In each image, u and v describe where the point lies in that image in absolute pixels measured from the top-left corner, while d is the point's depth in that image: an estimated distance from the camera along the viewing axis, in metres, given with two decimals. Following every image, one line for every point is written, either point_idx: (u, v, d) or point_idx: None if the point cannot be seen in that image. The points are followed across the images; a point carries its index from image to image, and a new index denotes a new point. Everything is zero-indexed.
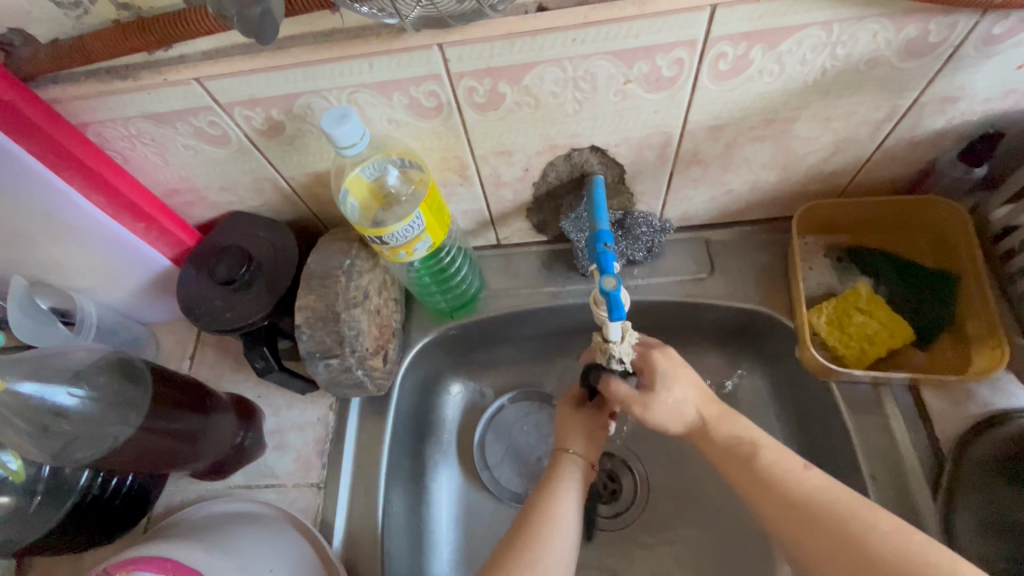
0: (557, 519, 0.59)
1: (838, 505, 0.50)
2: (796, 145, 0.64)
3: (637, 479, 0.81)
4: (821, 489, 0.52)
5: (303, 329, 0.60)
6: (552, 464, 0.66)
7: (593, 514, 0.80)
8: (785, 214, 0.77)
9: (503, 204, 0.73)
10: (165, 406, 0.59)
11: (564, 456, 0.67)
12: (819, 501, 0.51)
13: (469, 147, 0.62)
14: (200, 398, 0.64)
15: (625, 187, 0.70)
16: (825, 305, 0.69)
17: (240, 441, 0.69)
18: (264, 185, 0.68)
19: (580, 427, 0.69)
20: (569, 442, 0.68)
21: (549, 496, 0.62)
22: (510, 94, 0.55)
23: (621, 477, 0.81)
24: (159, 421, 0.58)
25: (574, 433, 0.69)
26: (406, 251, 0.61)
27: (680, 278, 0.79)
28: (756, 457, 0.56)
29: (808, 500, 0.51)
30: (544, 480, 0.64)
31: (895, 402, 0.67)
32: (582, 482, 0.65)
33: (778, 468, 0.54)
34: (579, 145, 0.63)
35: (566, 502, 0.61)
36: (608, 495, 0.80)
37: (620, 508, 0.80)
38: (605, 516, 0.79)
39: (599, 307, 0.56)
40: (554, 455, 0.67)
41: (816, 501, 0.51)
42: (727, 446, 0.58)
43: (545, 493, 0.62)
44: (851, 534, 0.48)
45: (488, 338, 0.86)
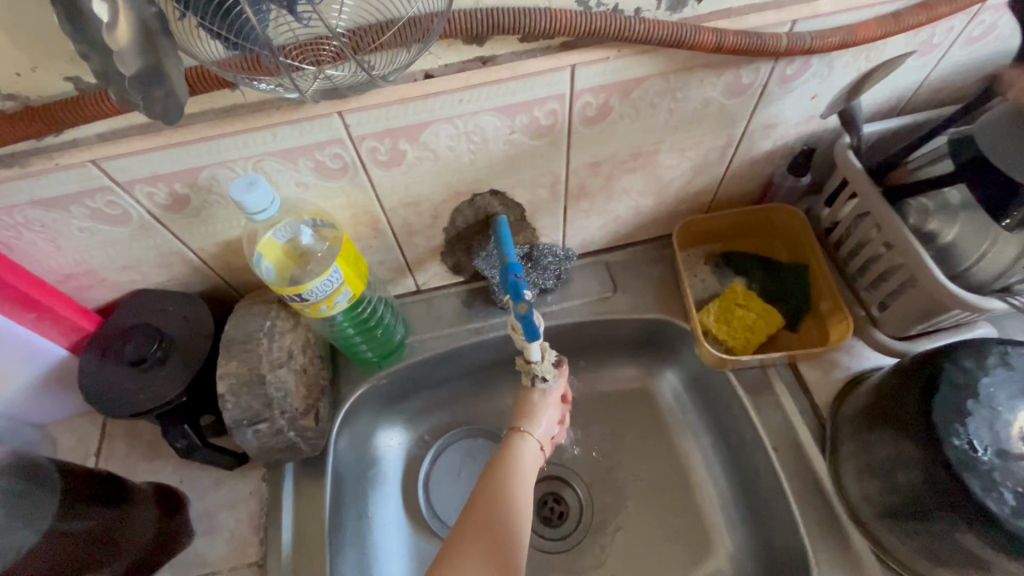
0: (508, 499, 0.58)
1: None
2: (662, 172, 0.75)
3: (581, 496, 0.84)
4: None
5: (227, 397, 0.59)
6: (507, 443, 0.65)
7: (548, 539, 0.82)
8: (667, 232, 0.89)
9: (417, 251, 0.77)
10: (77, 504, 0.55)
11: (519, 436, 0.65)
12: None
13: (378, 202, 0.67)
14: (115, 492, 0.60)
15: (527, 223, 0.78)
16: (710, 306, 0.80)
17: (159, 533, 0.65)
18: (171, 260, 0.67)
19: (539, 405, 0.68)
20: (524, 421, 0.67)
21: (502, 481, 0.60)
22: (410, 150, 0.60)
23: (566, 496, 0.85)
24: (72, 522, 0.53)
25: (528, 410, 0.68)
26: (327, 305, 0.63)
27: (589, 299, 0.87)
28: None
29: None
30: (498, 462, 0.63)
31: (781, 379, 0.77)
32: (534, 462, 0.64)
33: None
34: (480, 190, 0.69)
35: (521, 487, 0.60)
36: (557, 517, 0.84)
37: (570, 528, 0.83)
38: (558, 539, 0.82)
39: (516, 332, 0.62)
40: (510, 432, 0.66)
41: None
42: None
43: (499, 478, 0.60)
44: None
45: (420, 382, 0.88)
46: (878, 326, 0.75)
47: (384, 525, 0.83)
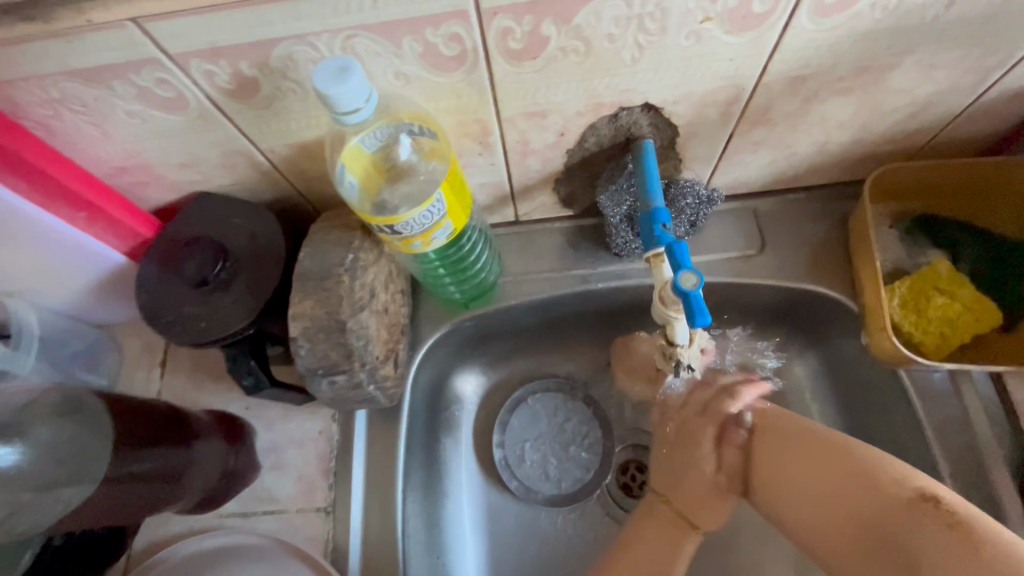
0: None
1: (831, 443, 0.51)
2: (884, 99, 0.53)
3: None
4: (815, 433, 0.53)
5: (300, 342, 0.48)
6: (652, 526, 0.59)
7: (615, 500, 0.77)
8: (846, 178, 0.68)
9: (528, 175, 0.61)
10: (136, 444, 0.48)
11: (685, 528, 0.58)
12: (828, 441, 0.51)
13: (494, 108, 0.50)
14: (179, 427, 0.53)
15: (674, 152, 0.59)
16: (898, 284, 0.61)
17: (230, 466, 0.60)
18: (236, 160, 0.55)
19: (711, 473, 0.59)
20: (674, 495, 0.60)
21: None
22: (556, 36, 0.43)
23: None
24: (131, 465, 0.47)
25: (678, 480, 0.60)
26: (422, 241, 0.50)
27: (727, 255, 0.69)
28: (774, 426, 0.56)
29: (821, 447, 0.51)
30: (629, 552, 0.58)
31: (976, 392, 0.60)
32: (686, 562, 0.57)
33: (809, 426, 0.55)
34: (629, 103, 0.51)
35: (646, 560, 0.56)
36: (636, 485, 0.78)
37: (644, 499, 0.77)
38: (626, 504, 0.77)
39: (668, 306, 0.46)
40: (657, 512, 0.60)
41: (815, 439, 0.52)
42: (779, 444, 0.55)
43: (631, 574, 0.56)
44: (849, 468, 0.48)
45: (507, 327, 0.76)
46: None
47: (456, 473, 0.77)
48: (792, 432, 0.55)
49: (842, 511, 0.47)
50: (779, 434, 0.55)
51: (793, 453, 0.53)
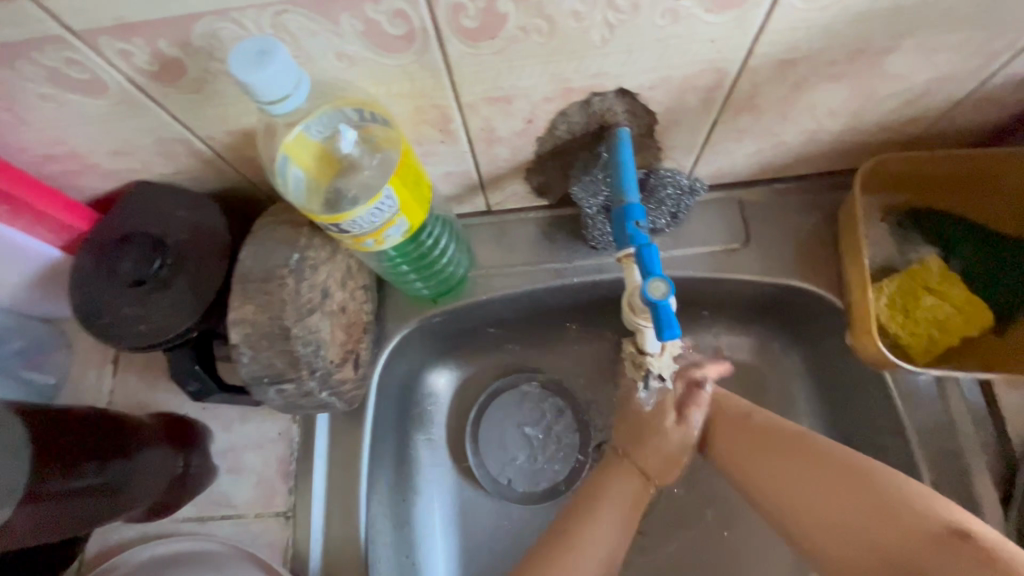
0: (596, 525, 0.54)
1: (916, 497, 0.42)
2: (879, 85, 0.49)
3: None
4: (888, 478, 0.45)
5: (241, 349, 0.45)
6: (606, 475, 0.60)
7: None
8: (837, 168, 0.64)
9: (496, 163, 0.57)
10: (64, 461, 0.47)
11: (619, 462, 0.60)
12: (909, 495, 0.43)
13: (453, 93, 0.45)
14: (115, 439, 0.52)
15: (653, 140, 0.55)
16: (885, 282, 0.58)
17: (183, 468, 0.58)
18: (173, 147, 0.50)
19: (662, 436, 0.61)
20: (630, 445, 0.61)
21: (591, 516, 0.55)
22: (515, 14, 0.38)
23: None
24: (56, 483, 0.46)
25: (636, 436, 0.62)
26: (375, 239, 0.46)
27: (709, 249, 0.66)
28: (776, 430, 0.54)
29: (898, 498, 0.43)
30: (586, 491, 0.58)
31: (961, 396, 0.58)
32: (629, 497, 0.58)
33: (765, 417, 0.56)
34: (602, 88, 0.47)
35: (608, 519, 0.55)
36: None
37: None
38: None
39: (637, 315, 0.43)
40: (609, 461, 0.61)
41: (890, 484, 0.44)
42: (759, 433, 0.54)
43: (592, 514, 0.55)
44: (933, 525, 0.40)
45: (479, 322, 0.73)
46: None
47: (427, 471, 0.75)
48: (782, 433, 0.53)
49: (873, 538, 0.42)
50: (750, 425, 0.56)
51: (857, 484, 0.45)
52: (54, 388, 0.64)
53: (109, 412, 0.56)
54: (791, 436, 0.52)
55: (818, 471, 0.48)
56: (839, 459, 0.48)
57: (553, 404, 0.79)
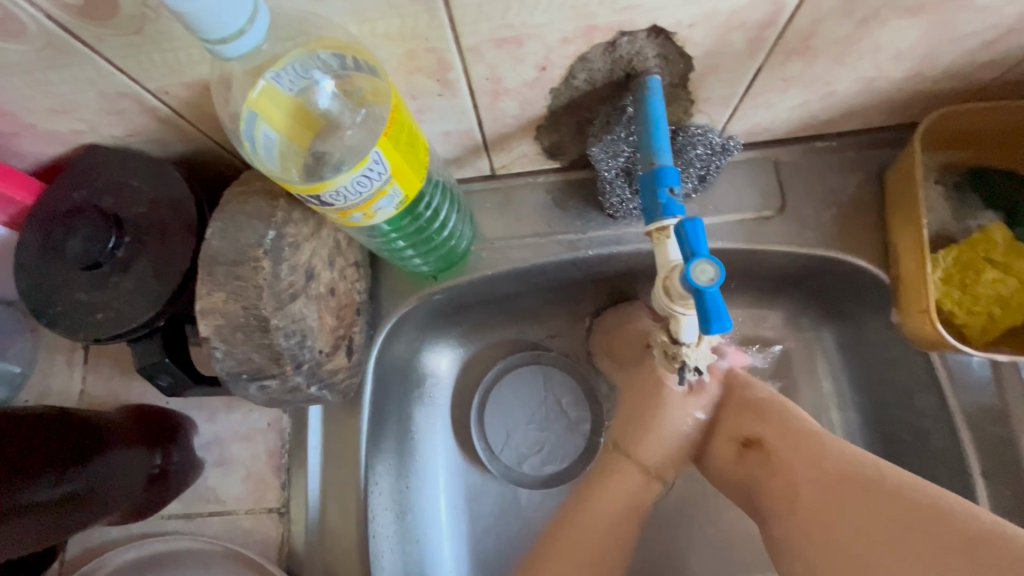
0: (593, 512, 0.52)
1: (856, 465, 0.43)
2: (959, 19, 0.41)
3: None
4: (828, 446, 0.45)
5: (213, 344, 0.39)
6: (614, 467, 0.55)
7: None
8: (888, 123, 0.56)
9: (503, 121, 0.49)
10: (10, 473, 0.42)
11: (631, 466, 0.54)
12: (857, 465, 0.43)
13: (452, 34, 0.38)
14: (75, 444, 0.47)
15: (685, 91, 0.47)
16: (942, 255, 0.52)
17: (161, 463, 0.54)
18: (122, 105, 0.42)
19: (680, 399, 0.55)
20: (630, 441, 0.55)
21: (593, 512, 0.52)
22: None
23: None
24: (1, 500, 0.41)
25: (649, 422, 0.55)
26: (363, 213, 0.39)
27: (740, 216, 0.59)
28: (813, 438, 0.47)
29: (843, 469, 0.43)
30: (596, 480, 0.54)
31: (1018, 378, 0.52)
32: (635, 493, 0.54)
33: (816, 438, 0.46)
34: (632, 26, 0.39)
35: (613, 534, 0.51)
36: None
37: None
38: None
39: (674, 302, 0.36)
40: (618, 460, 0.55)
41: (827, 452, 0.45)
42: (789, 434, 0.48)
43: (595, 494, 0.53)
44: (904, 499, 0.39)
45: (484, 298, 0.67)
46: None
47: (430, 455, 0.71)
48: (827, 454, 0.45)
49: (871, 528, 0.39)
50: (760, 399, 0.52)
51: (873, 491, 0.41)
52: (22, 378, 0.58)
53: (68, 410, 0.50)
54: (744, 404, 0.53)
55: (874, 503, 0.40)
56: (762, 438, 0.49)
57: (563, 383, 0.74)
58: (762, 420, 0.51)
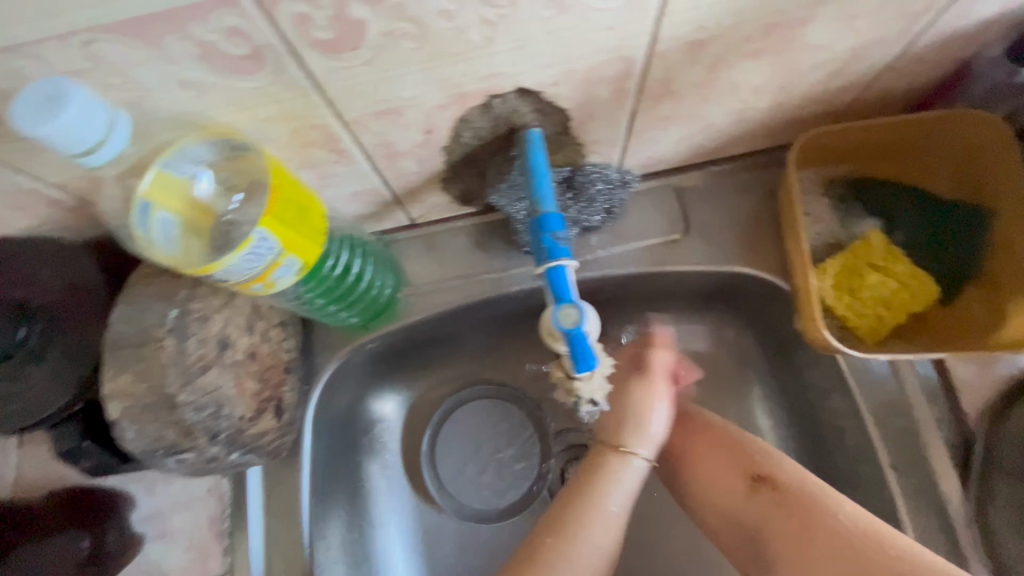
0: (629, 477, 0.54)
1: (867, 527, 0.45)
2: (801, 57, 0.45)
3: None
4: (842, 506, 0.47)
5: (122, 425, 0.40)
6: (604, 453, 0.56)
7: None
8: (772, 144, 0.61)
9: (406, 177, 0.52)
10: None
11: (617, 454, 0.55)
12: (862, 529, 0.45)
13: (331, 111, 0.40)
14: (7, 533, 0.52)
15: (571, 137, 0.51)
16: (829, 263, 0.56)
17: (90, 550, 0.54)
18: (25, 198, 0.44)
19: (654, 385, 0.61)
20: (617, 433, 0.56)
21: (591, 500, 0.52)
22: (373, 20, 0.33)
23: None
24: None
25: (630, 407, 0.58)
26: (262, 284, 0.41)
27: (649, 242, 0.63)
28: (824, 496, 0.49)
29: (850, 534, 0.45)
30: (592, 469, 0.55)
31: (915, 372, 0.56)
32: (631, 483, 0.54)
33: (827, 501, 0.48)
34: (500, 89, 0.42)
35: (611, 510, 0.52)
36: None
37: None
38: None
39: (556, 342, 0.38)
40: (603, 450, 0.56)
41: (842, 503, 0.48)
42: (800, 493, 0.50)
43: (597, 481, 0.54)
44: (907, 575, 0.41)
45: (421, 340, 0.69)
46: None
47: (384, 501, 0.70)
48: (836, 520, 0.46)
49: None
50: (757, 448, 0.55)
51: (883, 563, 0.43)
52: None
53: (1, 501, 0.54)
54: (732, 445, 0.56)
55: None
56: (775, 480, 0.51)
57: (512, 414, 0.75)
58: (777, 468, 0.52)
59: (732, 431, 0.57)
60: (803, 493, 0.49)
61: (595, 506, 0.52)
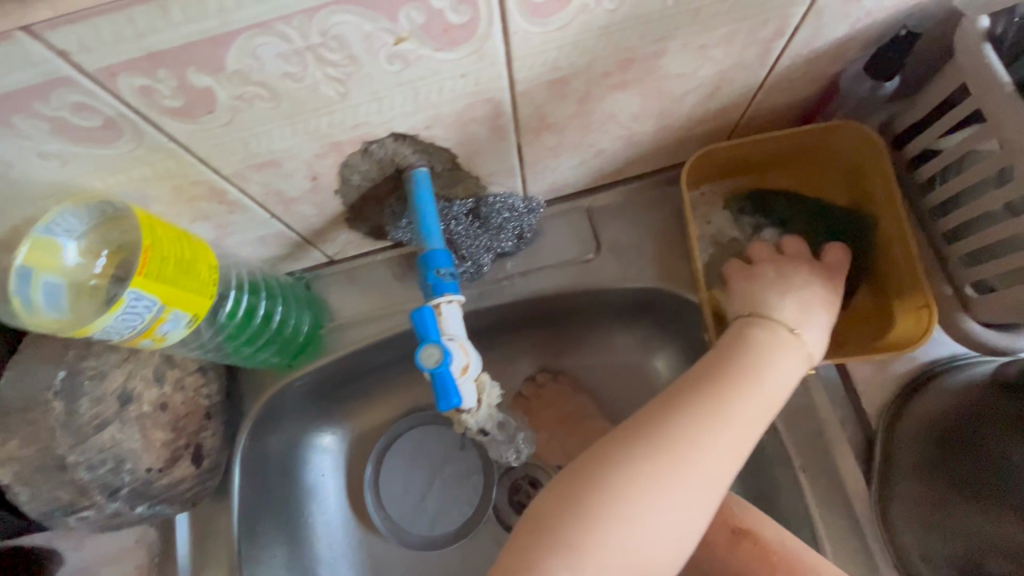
0: (775, 368, 0.48)
1: None
2: (669, 85, 0.47)
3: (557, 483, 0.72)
4: (826, 568, 0.46)
5: (15, 489, 0.42)
6: (689, 415, 0.44)
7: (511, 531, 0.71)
8: (674, 162, 0.63)
9: (308, 220, 0.53)
10: None
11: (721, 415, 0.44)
12: None
13: (207, 167, 0.41)
14: None
15: (465, 171, 0.52)
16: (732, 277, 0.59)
17: None
18: None
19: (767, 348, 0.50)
20: (732, 386, 0.46)
21: (667, 476, 0.40)
22: (218, 87, 0.34)
23: (540, 482, 0.73)
24: None
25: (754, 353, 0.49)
26: (151, 338, 0.42)
27: (563, 263, 0.65)
28: (807, 557, 0.47)
29: None
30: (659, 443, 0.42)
31: (819, 373, 0.58)
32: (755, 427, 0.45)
33: (809, 560, 0.47)
34: (374, 136, 0.43)
35: (694, 464, 0.41)
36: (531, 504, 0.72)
37: None
38: None
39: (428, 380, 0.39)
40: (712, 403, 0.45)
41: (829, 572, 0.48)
42: (784, 549, 0.48)
43: (681, 427, 0.43)
44: None
45: (353, 372, 0.69)
46: (967, 309, 0.53)
47: (327, 536, 0.70)
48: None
49: None
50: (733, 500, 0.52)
51: None
52: None
53: None
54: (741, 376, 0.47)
55: None
56: (755, 534, 0.50)
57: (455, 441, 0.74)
58: (755, 522, 0.50)
59: (779, 365, 0.49)
60: (784, 552, 0.48)
61: (681, 445, 0.42)
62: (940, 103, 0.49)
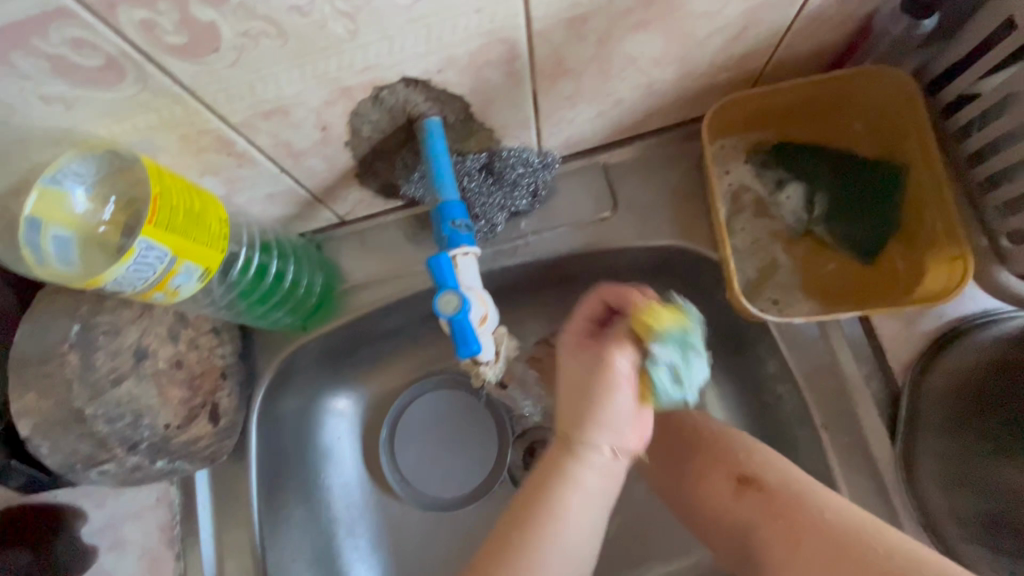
0: (566, 503, 0.43)
1: (856, 523, 0.41)
2: (692, 24, 0.45)
3: None
4: (827, 500, 0.43)
5: (36, 442, 0.42)
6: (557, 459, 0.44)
7: None
8: (694, 115, 0.60)
9: (318, 175, 0.52)
10: None
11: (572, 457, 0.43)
12: (853, 524, 0.41)
13: (214, 115, 0.40)
14: None
15: (478, 122, 0.51)
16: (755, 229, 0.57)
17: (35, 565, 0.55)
18: None
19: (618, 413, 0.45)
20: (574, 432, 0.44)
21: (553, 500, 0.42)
22: (223, 21, 0.33)
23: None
24: None
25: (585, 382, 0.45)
26: (164, 292, 0.41)
27: (578, 222, 0.63)
28: (807, 491, 0.45)
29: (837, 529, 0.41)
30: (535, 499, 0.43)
31: (843, 331, 0.56)
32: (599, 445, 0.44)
33: (808, 494, 0.44)
34: (385, 81, 0.42)
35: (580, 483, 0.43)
36: None
37: None
38: None
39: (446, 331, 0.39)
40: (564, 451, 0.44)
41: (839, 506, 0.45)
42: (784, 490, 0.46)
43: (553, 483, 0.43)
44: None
45: (366, 336, 0.68)
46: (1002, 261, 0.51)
47: (344, 499, 0.70)
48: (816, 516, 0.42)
49: None
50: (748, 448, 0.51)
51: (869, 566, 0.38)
52: None
53: None
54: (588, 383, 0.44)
55: None
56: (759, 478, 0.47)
57: (467, 405, 0.74)
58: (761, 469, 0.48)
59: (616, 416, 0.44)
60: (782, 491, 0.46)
61: (508, 547, 0.41)
62: (980, 44, 0.46)
